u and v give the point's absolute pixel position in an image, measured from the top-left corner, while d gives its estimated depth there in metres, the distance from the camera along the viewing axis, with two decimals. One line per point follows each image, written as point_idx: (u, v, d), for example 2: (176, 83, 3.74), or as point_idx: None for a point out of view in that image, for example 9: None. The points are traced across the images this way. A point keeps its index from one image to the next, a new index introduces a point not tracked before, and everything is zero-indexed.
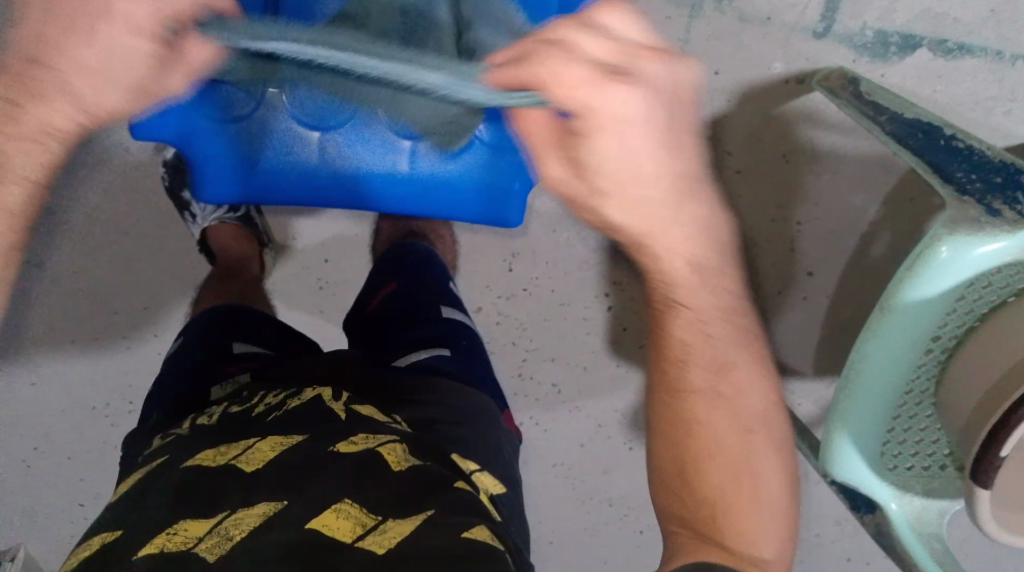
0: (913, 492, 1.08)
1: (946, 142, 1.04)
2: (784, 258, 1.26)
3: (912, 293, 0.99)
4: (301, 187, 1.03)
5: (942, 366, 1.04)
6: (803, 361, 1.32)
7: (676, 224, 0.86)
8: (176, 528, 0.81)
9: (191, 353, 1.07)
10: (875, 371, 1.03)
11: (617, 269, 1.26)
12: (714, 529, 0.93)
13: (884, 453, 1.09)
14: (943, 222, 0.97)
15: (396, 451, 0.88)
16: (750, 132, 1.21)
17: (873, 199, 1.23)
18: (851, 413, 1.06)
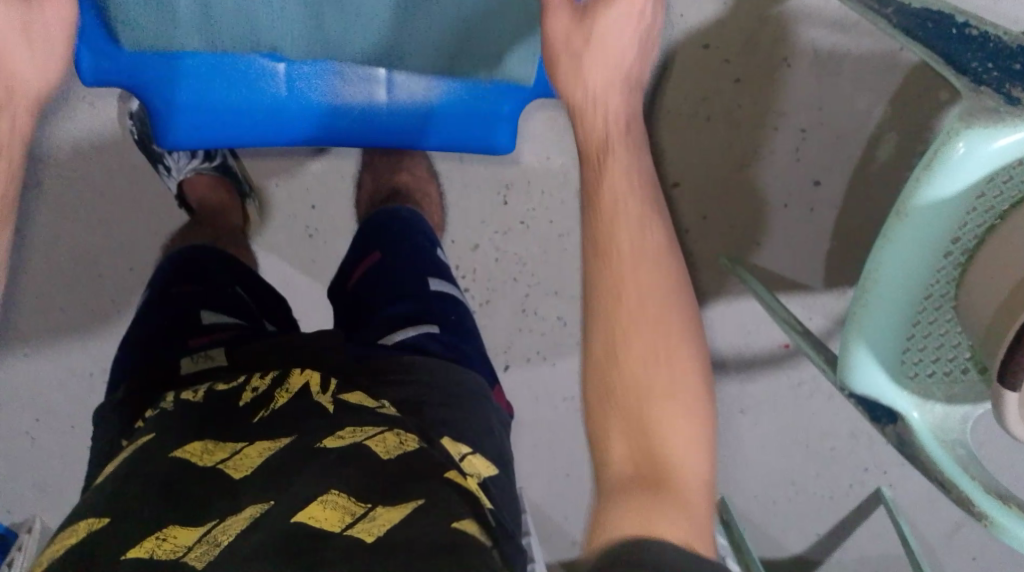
0: (934, 399, 1.04)
1: (958, 31, 0.96)
2: (789, 167, 1.21)
3: (928, 194, 0.95)
4: (272, 125, 1.02)
5: (962, 269, 1.01)
6: (814, 276, 1.27)
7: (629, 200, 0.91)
8: (163, 535, 0.78)
9: (156, 319, 1.00)
10: (893, 278, 0.99)
11: None
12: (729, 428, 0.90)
13: (904, 361, 1.04)
14: (959, 114, 0.93)
15: (386, 442, 0.84)
16: (747, 37, 1.15)
17: (879, 100, 1.18)
18: (868, 321, 1.01)
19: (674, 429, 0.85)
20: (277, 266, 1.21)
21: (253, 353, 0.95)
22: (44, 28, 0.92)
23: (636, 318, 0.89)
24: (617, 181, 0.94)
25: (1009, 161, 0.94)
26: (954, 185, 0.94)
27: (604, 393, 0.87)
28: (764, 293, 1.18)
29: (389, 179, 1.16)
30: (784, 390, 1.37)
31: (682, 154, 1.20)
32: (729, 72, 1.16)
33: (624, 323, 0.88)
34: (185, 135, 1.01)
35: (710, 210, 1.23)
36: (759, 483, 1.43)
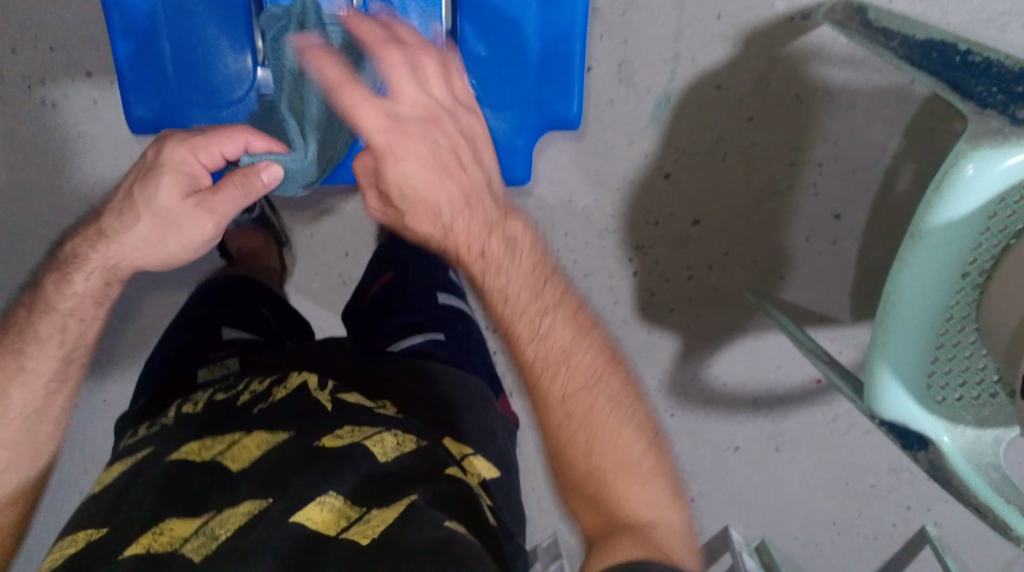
0: (964, 424, 1.03)
1: (961, 58, 0.99)
2: (810, 202, 1.23)
3: (939, 216, 0.95)
4: None
5: (981, 288, 1.00)
6: (840, 308, 1.28)
7: (574, 359, 0.95)
8: (161, 528, 0.81)
9: (176, 336, 1.06)
10: (910, 302, 0.99)
11: (641, 231, 1.23)
12: (640, 522, 0.90)
13: (930, 385, 1.03)
14: (965, 137, 0.94)
15: (383, 443, 0.86)
16: (759, 77, 1.17)
17: (894, 131, 1.19)
18: (894, 343, 1.01)
19: (638, 497, 0.91)
20: (311, 313, 1.26)
21: (265, 359, 1.00)
22: (176, 237, 0.97)
23: (590, 413, 0.93)
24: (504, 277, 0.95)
25: (1015, 183, 0.94)
26: (967, 207, 0.95)
27: (569, 476, 0.93)
28: (791, 325, 1.20)
29: None
30: (818, 426, 1.35)
31: (699, 192, 1.21)
32: (744, 110, 1.18)
33: (613, 440, 0.93)
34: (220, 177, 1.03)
35: (733, 246, 1.24)
36: (799, 521, 1.43)
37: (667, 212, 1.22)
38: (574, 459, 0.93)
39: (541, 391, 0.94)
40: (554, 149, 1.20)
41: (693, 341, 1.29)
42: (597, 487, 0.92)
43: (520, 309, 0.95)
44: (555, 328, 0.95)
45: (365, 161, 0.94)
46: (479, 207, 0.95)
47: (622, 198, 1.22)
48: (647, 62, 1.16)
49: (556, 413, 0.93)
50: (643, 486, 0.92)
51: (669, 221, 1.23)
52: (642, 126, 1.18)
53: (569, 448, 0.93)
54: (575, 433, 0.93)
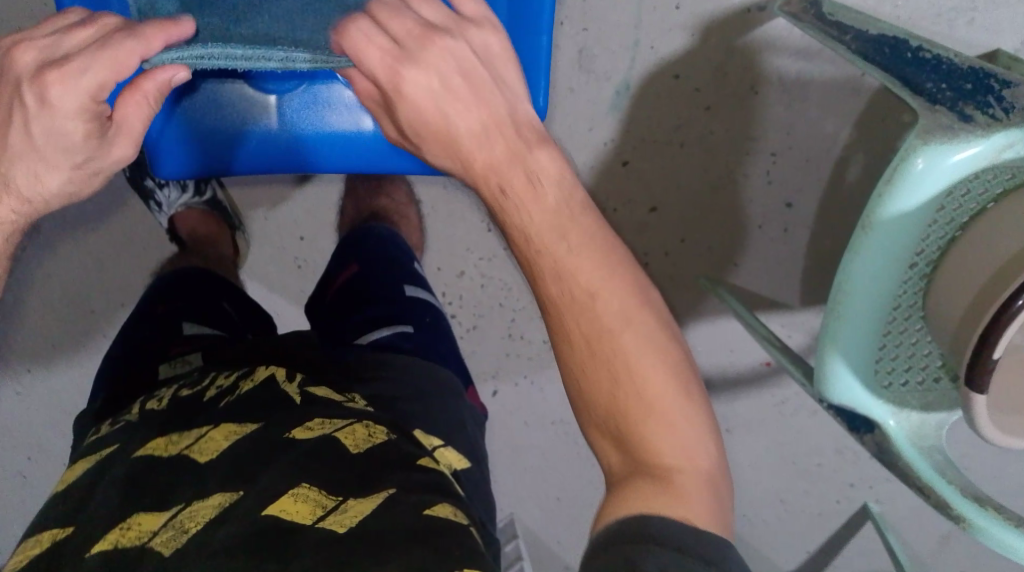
0: (910, 408, 1.07)
1: (912, 55, 1.02)
2: (763, 190, 1.25)
3: (888, 207, 0.98)
4: (259, 153, 1.02)
5: (927, 277, 1.03)
6: (791, 294, 1.31)
7: (611, 293, 0.87)
8: (129, 522, 0.82)
9: (136, 331, 1.05)
10: (860, 290, 1.02)
11: (600, 217, 1.25)
12: (674, 480, 0.83)
13: (878, 369, 1.07)
14: (917, 132, 0.96)
15: (355, 435, 0.87)
16: (716, 67, 1.18)
17: (845, 122, 1.22)
18: (843, 329, 1.04)
19: (661, 439, 0.84)
20: (270, 299, 1.26)
21: (226, 352, 1.00)
22: (89, 165, 0.95)
23: (631, 345, 0.86)
24: (538, 186, 0.90)
25: (962, 175, 0.96)
26: (916, 199, 0.97)
27: (599, 410, 0.86)
28: (742, 311, 1.22)
29: (369, 205, 1.21)
30: (768, 407, 1.39)
31: (656, 180, 1.24)
32: (701, 100, 1.19)
33: (631, 378, 0.85)
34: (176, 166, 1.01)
35: (688, 233, 1.27)
36: (749, 496, 1.48)
37: (625, 199, 1.25)
38: (608, 394, 0.85)
39: (567, 310, 0.87)
40: None
41: None
42: (618, 430, 0.85)
43: (538, 234, 0.89)
44: (575, 256, 0.87)
45: (371, 52, 0.90)
46: (497, 131, 0.91)
47: (582, 184, 1.24)
48: (606, 49, 1.16)
49: (591, 344, 0.86)
50: (679, 437, 0.85)
51: (627, 208, 1.25)
52: (601, 114, 1.19)
53: (613, 378, 0.85)
54: (598, 371, 0.86)
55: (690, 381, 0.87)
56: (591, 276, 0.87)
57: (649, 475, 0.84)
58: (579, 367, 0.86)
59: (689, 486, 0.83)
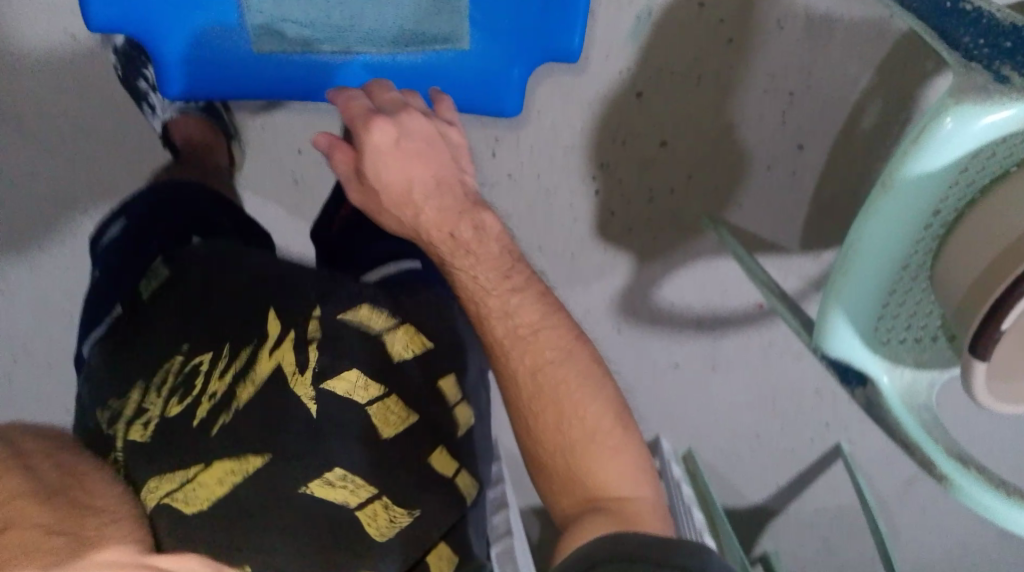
0: (904, 365, 1.02)
1: (952, 5, 0.92)
2: (775, 132, 1.22)
3: (912, 168, 0.91)
4: (265, 78, 1.08)
5: (941, 238, 0.97)
6: (790, 237, 1.30)
7: (550, 328, 1.02)
8: (147, 486, 0.86)
9: (143, 251, 1.05)
10: (873, 248, 0.96)
11: (604, 150, 1.21)
12: (617, 501, 0.95)
13: (878, 328, 1.02)
14: (950, 90, 0.89)
15: (374, 419, 0.94)
16: (742, 1, 1.12)
17: (867, 68, 1.17)
18: (850, 283, 0.98)
19: (605, 471, 0.97)
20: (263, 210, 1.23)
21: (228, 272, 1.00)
22: None
23: (575, 385, 0.99)
24: (475, 241, 1.01)
25: (995, 138, 0.90)
26: (944, 160, 0.91)
27: (554, 458, 0.98)
28: (743, 254, 1.21)
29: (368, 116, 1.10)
30: (755, 347, 1.39)
31: (668, 112, 1.19)
32: (723, 32, 1.14)
33: (576, 415, 0.98)
34: (182, 88, 1.09)
35: (695, 170, 1.24)
36: (725, 432, 1.48)
37: (634, 132, 1.20)
38: (551, 428, 0.98)
39: (506, 364, 1.01)
40: (546, 84, 1.17)
41: (646, 262, 1.30)
42: (566, 461, 0.97)
43: (486, 287, 1.01)
44: (518, 298, 1.02)
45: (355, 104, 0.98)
46: (446, 191, 1.00)
47: (591, 115, 1.19)
48: None
49: (538, 392, 0.99)
50: (619, 458, 0.97)
51: (636, 141, 1.21)
52: (618, 42, 1.14)
53: (555, 406, 0.99)
54: (545, 407, 0.99)
55: (624, 412, 1.00)
56: (529, 317, 1.01)
57: (592, 502, 0.95)
58: (521, 414, 1.00)
59: (631, 501, 0.95)
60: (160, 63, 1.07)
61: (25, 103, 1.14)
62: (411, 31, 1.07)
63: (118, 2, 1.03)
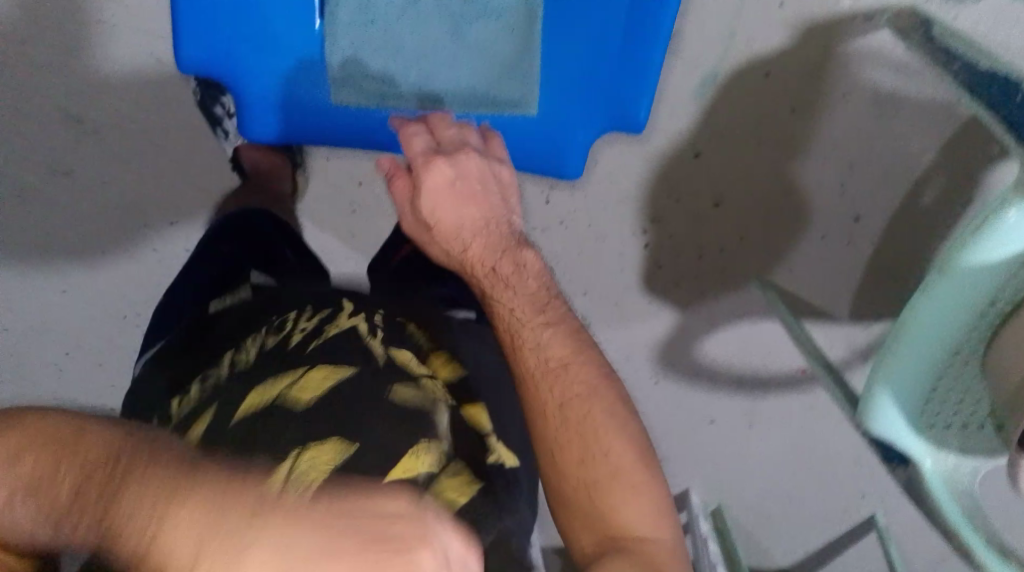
0: (948, 450, 0.98)
1: (1023, 98, 0.92)
2: (831, 201, 1.21)
3: (970, 254, 0.89)
4: (338, 128, 1.13)
5: (998, 328, 0.94)
6: (839, 305, 1.30)
7: (583, 374, 1.01)
8: (266, 386, 0.92)
9: (198, 277, 1.11)
10: (923, 328, 0.94)
11: (659, 204, 1.22)
12: (633, 540, 0.94)
13: (923, 409, 0.98)
14: (1016, 182, 0.87)
15: (416, 460, 0.88)
16: (811, 70, 1.13)
17: (931, 145, 1.16)
18: (898, 364, 0.96)
19: (625, 510, 0.95)
20: (320, 236, 1.29)
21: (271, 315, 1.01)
22: None
23: (605, 424, 0.99)
24: (522, 273, 1.04)
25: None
26: (1005, 253, 0.88)
27: (574, 489, 0.97)
28: (792, 321, 1.20)
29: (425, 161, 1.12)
30: (795, 410, 1.38)
31: (726, 174, 1.20)
32: (787, 100, 1.14)
33: (599, 451, 0.98)
34: (259, 128, 1.13)
35: (749, 232, 1.24)
36: (756, 491, 1.47)
37: (689, 189, 1.21)
38: (577, 454, 0.98)
39: (537, 382, 1.00)
40: (612, 150, 1.19)
41: (692, 316, 1.31)
42: (588, 501, 0.96)
43: (523, 321, 1.03)
44: (552, 335, 1.02)
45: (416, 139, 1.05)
46: (492, 231, 1.05)
47: (649, 169, 1.20)
48: (699, 33, 1.11)
49: (570, 421, 0.99)
50: (638, 498, 0.96)
51: (690, 199, 1.22)
52: (683, 100, 1.15)
53: (587, 433, 0.98)
54: (570, 439, 0.98)
55: (650, 452, 0.99)
56: (558, 354, 1.01)
57: (612, 543, 0.94)
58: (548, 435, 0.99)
59: (650, 543, 0.94)
60: (241, 104, 1.12)
61: (113, 101, 1.21)
62: (484, 90, 1.10)
63: (206, 39, 1.09)
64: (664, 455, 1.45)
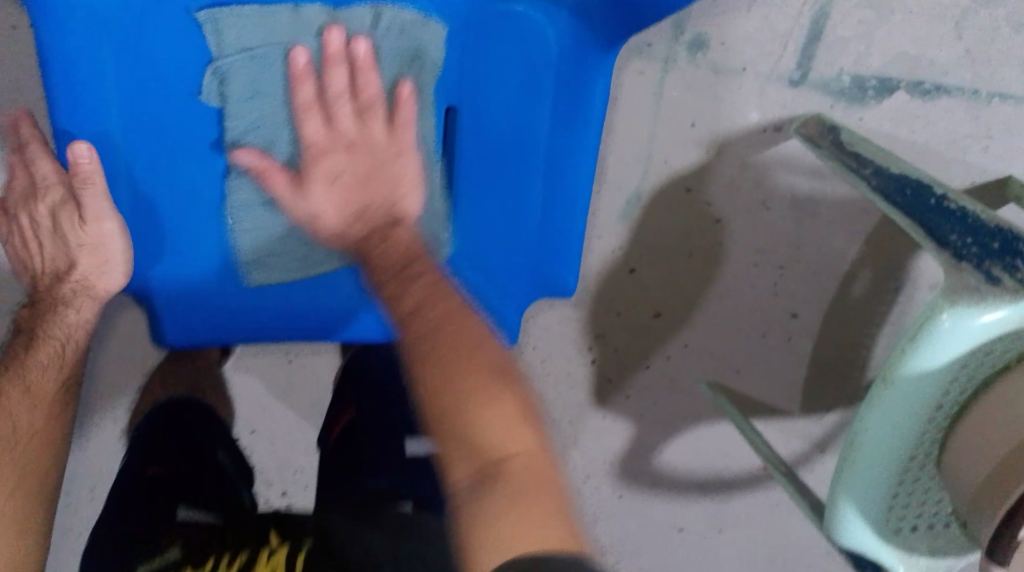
0: (918, 553, 1.01)
1: (937, 203, 0.99)
2: (767, 302, 1.24)
3: (913, 365, 0.91)
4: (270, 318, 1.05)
5: (947, 429, 0.96)
6: (788, 402, 1.32)
7: (465, 314, 0.90)
8: None
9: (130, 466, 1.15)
10: (880, 444, 0.95)
11: (601, 321, 1.24)
12: (519, 500, 0.85)
13: (890, 519, 0.99)
14: (943, 291, 0.90)
15: None
16: (730, 182, 1.17)
17: (854, 240, 1.20)
18: (861, 482, 0.97)
19: (486, 427, 0.86)
20: (251, 387, 1.24)
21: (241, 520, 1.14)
22: None
23: (465, 384, 0.87)
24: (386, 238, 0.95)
25: (990, 337, 0.90)
26: (946, 360, 0.90)
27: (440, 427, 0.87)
28: (742, 422, 1.20)
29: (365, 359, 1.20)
30: (760, 509, 1.38)
31: (662, 287, 1.22)
32: (712, 213, 1.18)
33: (485, 425, 0.87)
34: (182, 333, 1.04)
35: (692, 338, 1.26)
36: None
37: (629, 303, 1.23)
38: (460, 430, 0.87)
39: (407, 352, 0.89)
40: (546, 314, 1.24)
41: (646, 427, 1.32)
42: (450, 422, 0.86)
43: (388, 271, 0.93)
44: (448, 317, 0.89)
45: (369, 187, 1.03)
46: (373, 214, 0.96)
47: (587, 289, 1.22)
48: (621, 160, 1.15)
49: (444, 372, 0.87)
50: (535, 491, 0.85)
51: (631, 312, 1.24)
52: (612, 223, 1.18)
53: (444, 381, 0.87)
54: (444, 354, 0.88)
55: (541, 428, 0.88)
56: (436, 315, 0.90)
57: (485, 473, 0.85)
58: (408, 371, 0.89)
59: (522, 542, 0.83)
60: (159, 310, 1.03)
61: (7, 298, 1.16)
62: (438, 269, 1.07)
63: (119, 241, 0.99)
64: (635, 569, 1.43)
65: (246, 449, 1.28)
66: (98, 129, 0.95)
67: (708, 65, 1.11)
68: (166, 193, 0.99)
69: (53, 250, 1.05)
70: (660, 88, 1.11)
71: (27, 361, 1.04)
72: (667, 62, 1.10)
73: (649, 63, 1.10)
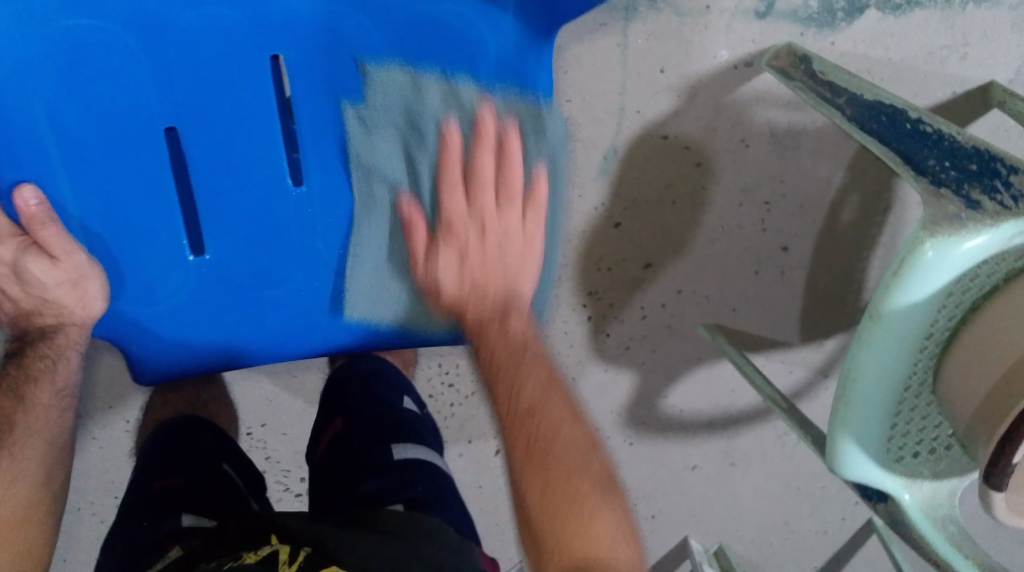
0: (922, 478, 1.02)
1: (912, 126, 0.96)
2: (757, 238, 1.23)
3: (899, 298, 0.90)
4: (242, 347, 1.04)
5: (940, 354, 0.96)
6: (789, 334, 1.31)
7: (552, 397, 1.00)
8: None
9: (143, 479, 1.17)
10: (873, 376, 0.95)
11: (594, 278, 1.23)
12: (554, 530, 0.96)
13: (890, 447, 1.00)
14: (922, 222, 0.88)
15: None
16: (706, 124, 1.15)
17: (839, 166, 1.19)
18: (857, 416, 0.97)
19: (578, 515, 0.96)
20: (256, 388, 1.22)
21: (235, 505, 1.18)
22: None
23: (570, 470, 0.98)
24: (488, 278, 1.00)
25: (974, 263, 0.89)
26: (929, 288, 0.89)
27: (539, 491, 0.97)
28: (741, 360, 1.20)
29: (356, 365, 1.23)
30: (771, 438, 1.40)
31: (649, 237, 1.21)
32: (690, 157, 1.16)
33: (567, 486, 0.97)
34: (151, 370, 1.03)
35: (684, 283, 1.25)
36: (752, 523, 1.48)
37: (617, 258, 1.22)
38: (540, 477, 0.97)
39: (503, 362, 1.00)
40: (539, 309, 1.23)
41: (648, 375, 1.32)
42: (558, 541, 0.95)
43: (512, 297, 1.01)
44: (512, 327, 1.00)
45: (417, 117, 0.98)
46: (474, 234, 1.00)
47: (574, 248, 1.20)
48: (592, 117, 1.12)
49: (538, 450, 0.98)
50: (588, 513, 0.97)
51: (620, 267, 1.22)
52: (589, 180, 1.16)
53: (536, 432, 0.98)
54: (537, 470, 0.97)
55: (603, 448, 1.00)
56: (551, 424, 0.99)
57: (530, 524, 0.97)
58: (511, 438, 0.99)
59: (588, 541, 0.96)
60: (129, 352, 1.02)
61: None
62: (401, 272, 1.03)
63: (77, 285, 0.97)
64: (654, 512, 1.44)
65: (257, 441, 1.26)
66: (43, 174, 0.94)
67: (671, 9, 1.08)
68: (118, 225, 0.97)
69: (26, 298, 1.01)
70: (625, 39, 1.08)
71: (25, 375, 1.01)
72: (628, 10, 1.07)
73: (610, 14, 1.07)
